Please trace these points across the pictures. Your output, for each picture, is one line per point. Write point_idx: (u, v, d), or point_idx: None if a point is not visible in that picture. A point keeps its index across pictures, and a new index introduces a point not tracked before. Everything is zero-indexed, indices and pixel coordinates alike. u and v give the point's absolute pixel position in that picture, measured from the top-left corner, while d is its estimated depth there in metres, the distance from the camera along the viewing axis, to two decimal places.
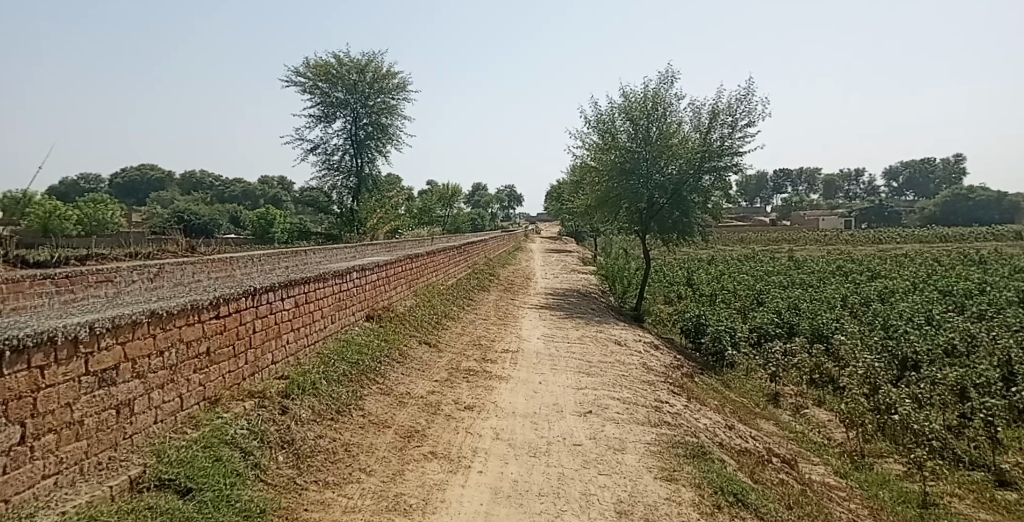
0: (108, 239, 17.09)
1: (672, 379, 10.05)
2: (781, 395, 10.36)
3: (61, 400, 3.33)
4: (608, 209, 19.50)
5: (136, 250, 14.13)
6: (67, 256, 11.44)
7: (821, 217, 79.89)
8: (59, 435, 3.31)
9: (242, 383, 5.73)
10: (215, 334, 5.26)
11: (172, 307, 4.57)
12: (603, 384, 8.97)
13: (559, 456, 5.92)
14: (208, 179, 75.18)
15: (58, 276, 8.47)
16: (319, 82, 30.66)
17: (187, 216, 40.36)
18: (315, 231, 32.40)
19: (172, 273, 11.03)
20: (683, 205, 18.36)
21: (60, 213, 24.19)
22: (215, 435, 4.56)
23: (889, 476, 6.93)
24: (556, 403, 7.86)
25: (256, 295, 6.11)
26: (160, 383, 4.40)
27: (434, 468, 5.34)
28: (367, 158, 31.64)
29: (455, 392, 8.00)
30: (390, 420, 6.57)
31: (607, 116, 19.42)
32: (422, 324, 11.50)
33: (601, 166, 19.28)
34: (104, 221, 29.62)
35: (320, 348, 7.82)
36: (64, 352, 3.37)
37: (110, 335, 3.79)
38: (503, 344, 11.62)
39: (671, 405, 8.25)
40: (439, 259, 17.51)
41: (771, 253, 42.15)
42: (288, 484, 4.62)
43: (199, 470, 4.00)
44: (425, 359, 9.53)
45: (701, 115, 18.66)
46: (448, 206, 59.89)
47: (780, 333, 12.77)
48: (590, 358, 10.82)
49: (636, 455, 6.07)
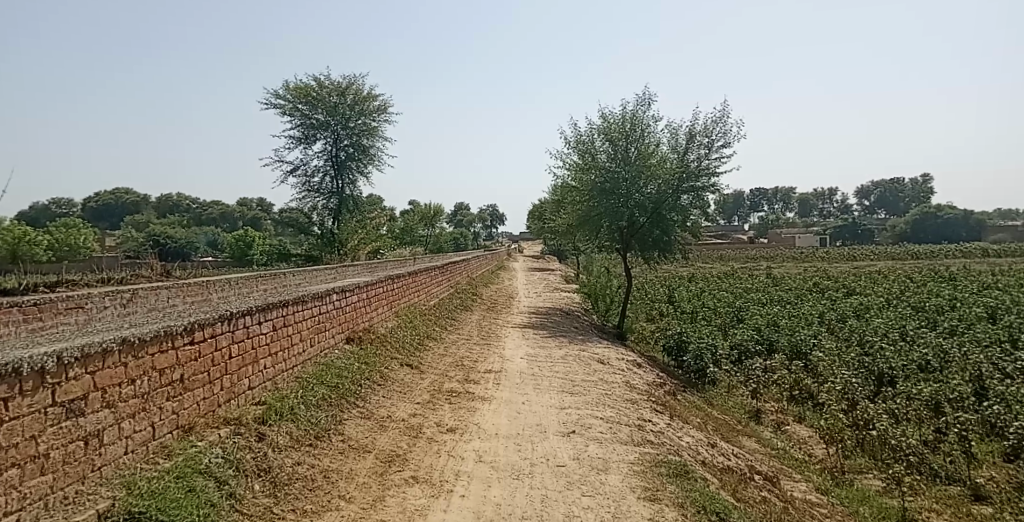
0: (80, 265, 16.76)
1: (655, 397, 10.04)
2: (763, 412, 10.43)
3: (26, 433, 3.24)
4: (589, 228, 19.64)
5: (109, 276, 13.85)
6: (36, 284, 11.14)
7: (798, 235, 81.28)
8: (23, 470, 3.20)
9: (218, 410, 5.61)
10: (190, 361, 5.15)
11: (146, 333, 4.48)
12: (586, 403, 8.94)
13: (543, 478, 5.87)
14: (185, 202, 74.40)
15: (26, 304, 8.13)
16: (299, 104, 30.61)
17: (163, 241, 39.64)
18: (295, 252, 32.04)
19: (147, 298, 10.77)
20: (663, 224, 18.55)
21: (30, 239, 23.55)
22: (188, 465, 4.44)
23: (869, 492, 7.00)
24: (540, 423, 7.83)
25: (232, 319, 6.01)
26: (132, 412, 4.29)
27: (415, 493, 5.26)
28: (348, 179, 31.62)
29: (438, 415, 7.92)
30: (370, 445, 6.46)
31: (587, 137, 19.75)
32: (404, 346, 11.39)
33: (582, 187, 19.50)
34: (78, 246, 29.04)
35: (299, 372, 7.68)
36: (30, 383, 3.27)
37: (79, 364, 3.69)
38: (486, 365, 11.53)
39: (654, 423, 8.23)
40: (422, 279, 17.51)
41: (749, 269, 43.04)
42: (264, 513, 4.51)
43: (170, 502, 3.87)
44: (407, 381, 9.44)
45: (678, 136, 18.99)
46: (430, 226, 59.61)
47: (760, 350, 12.92)
48: (573, 377, 10.79)
49: (619, 476, 6.05)
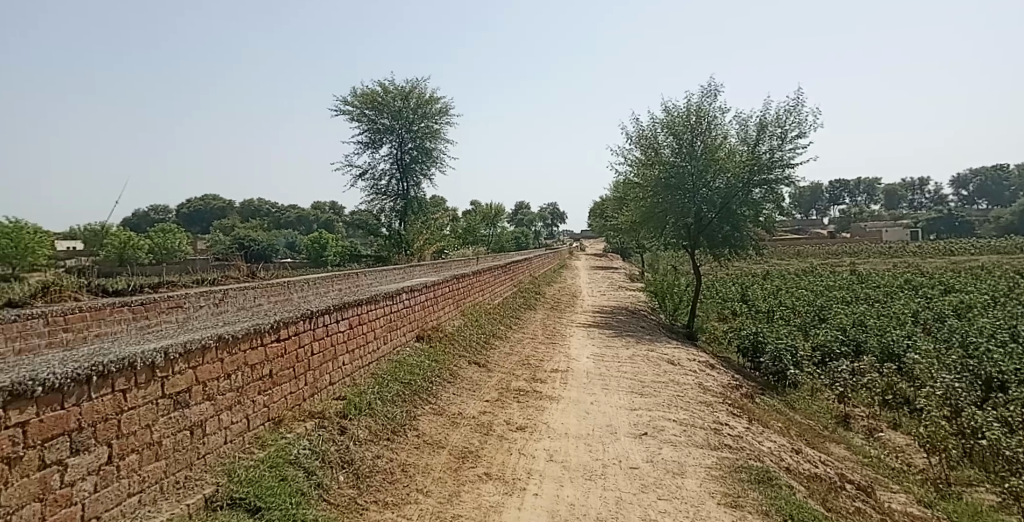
0: (177, 266, 18.13)
1: (731, 400, 9.66)
2: (852, 417, 9.81)
3: (142, 422, 3.52)
4: (654, 225, 19.17)
5: (203, 277, 14.89)
6: (142, 285, 12.15)
7: (884, 229, 75.89)
8: (141, 456, 3.49)
9: (303, 404, 5.90)
10: (277, 357, 5.44)
11: (238, 331, 4.77)
12: (658, 405, 8.73)
13: (616, 479, 5.79)
14: (265, 206, 78.92)
15: (135, 303, 8.88)
16: (366, 110, 31.66)
17: (247, 243, 42.23)
18: (365, 253, 33.24)
19: (236, 298, 11.50)
20: (733, 219, 17.79)
21: (134, 243, 25.74)
22: (280, 455, 4.69)
23: (979, 506, 6.43)
24: (610, 424, 7.72)
25: (313, 318, 6.31)
26: (229, 404, 4.58)
27: (490, 489, 5.32)
28: (413, 181, 32.48)
29: (507, 413, 7.97)
30: (444, 441, 6.60)
31: (649, 131, 19.32)
32: (471, 344, 11.57)
33: (646, 183, 19.09)
34: (173, 248, 31.41)
35: (373, 369, 7.96)
36: (143, 376, 3.55)
37: (183, 359, 3.97)
38: (552, 364, 11.50)
39: (731, 427, 7.93)
40: (486, 278, 17.75)
41: (831, 266, 40.66)
42: (349, 504, 4.71)
43: (266, 489, 4.11)
44: (475, 379, 9.57)
45: (749, 128, 18.25)
46: (492, 226, 60.27)
47: (846, 352, 12.23)
48: (643, 378, 10.56)
49: (697, 480, 5.87)
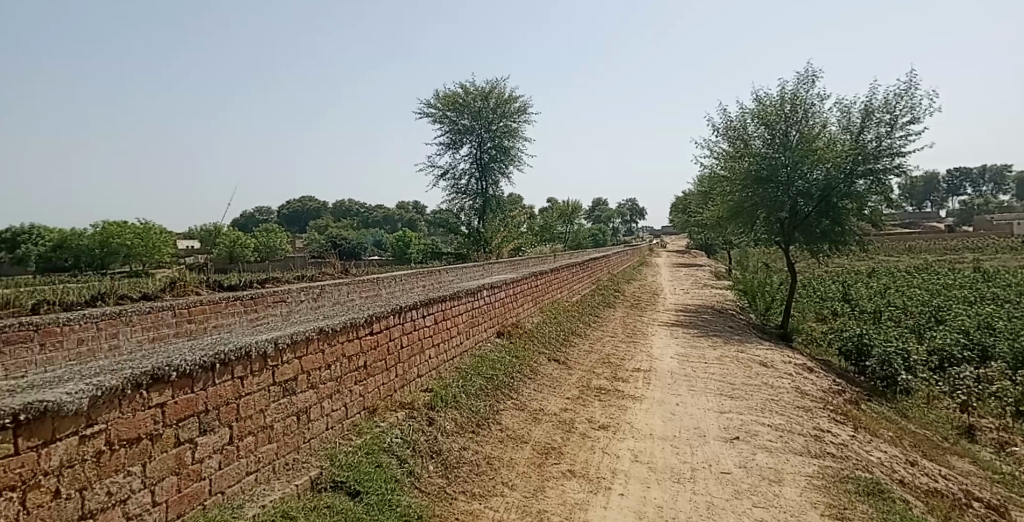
0: (279, 263, 19.53)
1: (833, 406, 9.02)
2: (979, 430, 8.89)
3: (257, 407, 3.79)
4: (742, 220, 18.28)
5: (302, 273, 15.92)
6: (251, 280, 13.18)
7: (1013, 222, 67.78)
8: (257, 438, 3.76)
9: (394, 395, 6.14)
10: (371, 349, 5.70)
11: (336, 324, 5.03)
12: (749, 408, 8.32)
13: (706, 484, 5.57)
14: (355, 207, 83.07)
15: (246, 297, 9.64)
16: (448, 111, 32.45)
17: (339, 242, 44.71)
18: (446, 250, 34.16)
19: (332, 293, 12.19)
20: (834, 213, 16.63)
21: (241, 242, 28.01)
22: (375, 443, 4.90)
23: None
24: (698, 427, 7.44)
25: (402, 312, 6.54)
26: (329, 392, 4.84)
27: (574, 487, 5.29)
28: (492, 180, 32.95)
29: (589, 411, 7.89)
30: (527, 436, 6.64)
31: (738, 122, 18.45)
32: (550, 341, 11.57)
33: (734, 176, 18.24)
34: (274, 247, 33.84)
35: (457, 363, 8.15)
36: (257, 364, 3.83)
37: (290, 349, 4.24)
38: (635, 363, 11.26)
39: (834, 434, 7.40)
40: (565, 275, 17.70)
41: (948, 263, 36.88)
42: (439, 492, 4.85)
43: (364, 474, 4.31)
44: (556, 376, 9.56)
45: (851, 115, 16.96)
46: (570, 223, 59.97)
47: (969, 357, 11.36)
48: (732, 380, 10.10)
49: (796, 489, 5.53)
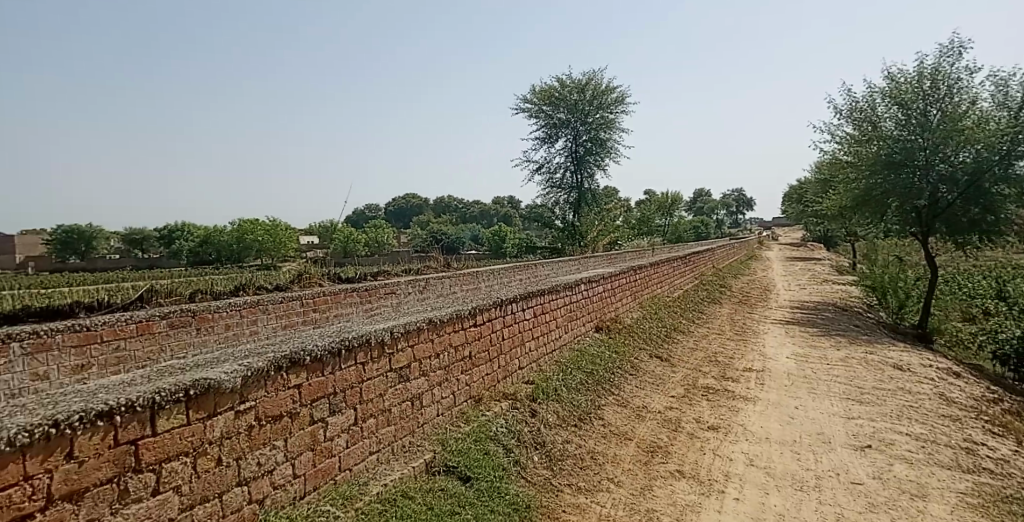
0: (388, 258, 20.62)
1: (988, 416, 7.92)
2: None
3: (376, 391, 3.98)
4: (869, 209, 16.61)
5: (409, 267, 16.70)
6: (364, 273, 14.02)
7: None
8: (377, 420, 3.95)
9: (498, 385, 6.22)
10: (475, 340, 5.80)
11: (443, 315, 5.17)
12: (882, 415, 7.53)
13: (834, 494, 5.11)
14: (455, 203, 85.80)
15: (360, 289, 10.25)
16: (544, 106, 32.45)
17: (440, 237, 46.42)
18: (541, 244, 34.31)
19: (436, 286, 12.65)
20: (985, 199, 14.58)
21: (353, 238, 29.96)
22: (482, 431, 4.99)
23: None
24: (822, 433, 6.84)
25: (503, 305, 6.61)
26: (439, 380, 4.99)
27: (684, 487, 5.06)
28: (588, 174, 32.58)
29: (696, 411, 7.53)
30: (631, 433, 6.46)
31: (866, 102, 16.78)
32: (652, 337, 11.22)
33: (860, 161, 16.63)
34: (382, 242, 35.82)
35: (557, 357, 8.11)
36: (376, 351, 4.01)
37: (403, 338, 4.41)
38: (746, 362, 10.61)
39: (989, 448, 6.50)
40: (666, 269, 17.11)
41: None
42: (545, 483, 4.84)
43: (474, 461, 4.40)
44: (659, 373, 9.23)
45: (1010, 88, 14.87)
46: (669, 216, 57.91)
47: None
48: (861, 383, 9.20)
49: (943, 506, 4.92)
